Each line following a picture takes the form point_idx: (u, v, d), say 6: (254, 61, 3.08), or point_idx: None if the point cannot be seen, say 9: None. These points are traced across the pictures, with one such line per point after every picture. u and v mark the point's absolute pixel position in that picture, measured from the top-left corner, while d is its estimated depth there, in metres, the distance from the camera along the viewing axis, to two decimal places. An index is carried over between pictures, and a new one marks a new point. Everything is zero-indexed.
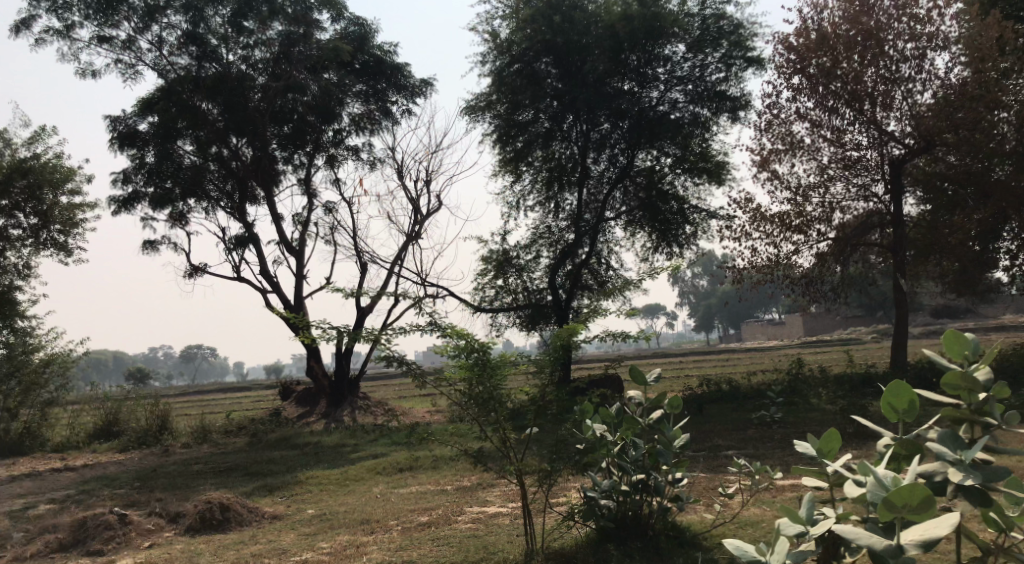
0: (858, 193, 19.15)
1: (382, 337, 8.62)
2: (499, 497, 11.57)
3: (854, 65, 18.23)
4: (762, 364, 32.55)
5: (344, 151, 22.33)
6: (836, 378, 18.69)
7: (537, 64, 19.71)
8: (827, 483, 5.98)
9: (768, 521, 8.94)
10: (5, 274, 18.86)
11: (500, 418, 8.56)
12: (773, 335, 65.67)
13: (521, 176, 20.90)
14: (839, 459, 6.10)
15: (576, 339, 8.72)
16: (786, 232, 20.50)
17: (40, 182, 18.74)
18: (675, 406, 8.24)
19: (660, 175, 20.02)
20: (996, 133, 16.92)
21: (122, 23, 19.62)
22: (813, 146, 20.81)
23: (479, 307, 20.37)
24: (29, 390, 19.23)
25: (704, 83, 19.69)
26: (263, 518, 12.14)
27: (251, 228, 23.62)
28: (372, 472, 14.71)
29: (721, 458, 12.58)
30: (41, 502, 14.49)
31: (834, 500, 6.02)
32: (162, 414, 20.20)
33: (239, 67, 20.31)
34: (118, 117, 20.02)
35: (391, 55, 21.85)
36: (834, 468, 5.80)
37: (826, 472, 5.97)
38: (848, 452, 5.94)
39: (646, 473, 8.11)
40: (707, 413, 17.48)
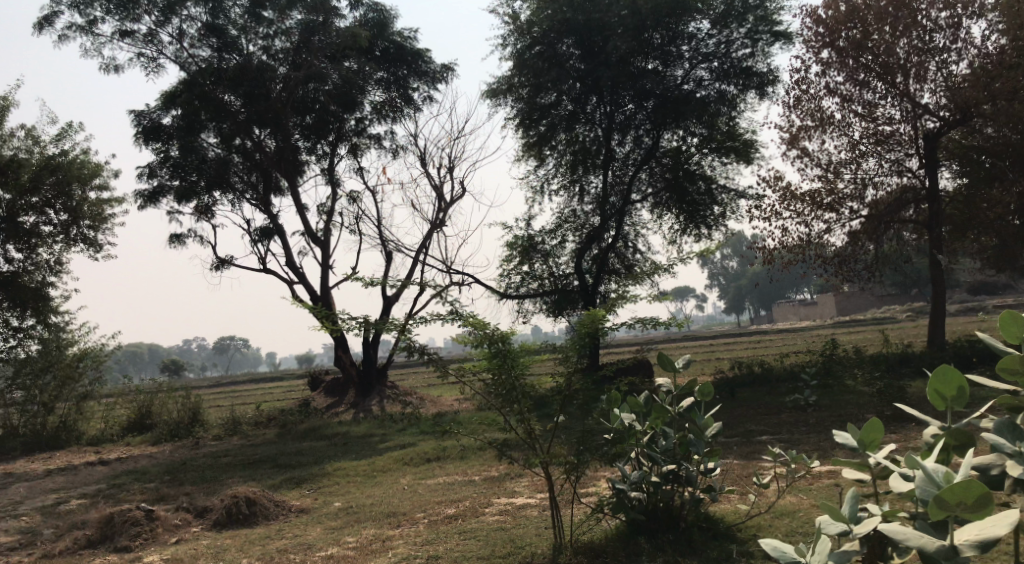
0: (892, 169, 18.61)
1: (404, 327, 8.42)
2: (527, 487, 11.34)
3: (885, 37, 17.72)
4: (794, 346, 32.00)
5: (367, 140, 22.12)
6: (872, 359, 18.23)
7: (559, 46, 19.34)
8: (870, 477, 5.67)
9: (806, 510, 8.61)
10: (37, 270, 18.88)
11: (525, 409, 8.29)
12: (805, 316, 64.82)
13: (545, 160, 20.54)
14: (880, 449, 5.81)
15: (601, 326, 8.39)
16: (817, 211, 20.03)
17: (68, 179, 18.69)
18: (706, 394, 7.96)
19: (687, 155, 19.59)
20: None
21: (142, 17, 19.47)
22: (844, 121, 20.29)
23: (505, 294, 20.10)
24: (64, 384, 19.07)
25: (729, 60, 19.24)
26: (290, 511, 11.97)
27: (276, 219, 23.50)
28: (399, 463, 14.52)
29: (755, 444, 12.26)
30: (73, 497, 14.46)
31: (878, 493, 5.72)
32: (194, 405, 20.39)
33: (259, 58, 20.13)
34: (142, 111, 19.94)
35: (411, 41, 21.58)
36: (877, 460, 5.49)
37: (869, 464, 5.66)
38: (892, 443, 5.63)
39: (677, 464, 7.86)
40: (740, 398, 17.12)
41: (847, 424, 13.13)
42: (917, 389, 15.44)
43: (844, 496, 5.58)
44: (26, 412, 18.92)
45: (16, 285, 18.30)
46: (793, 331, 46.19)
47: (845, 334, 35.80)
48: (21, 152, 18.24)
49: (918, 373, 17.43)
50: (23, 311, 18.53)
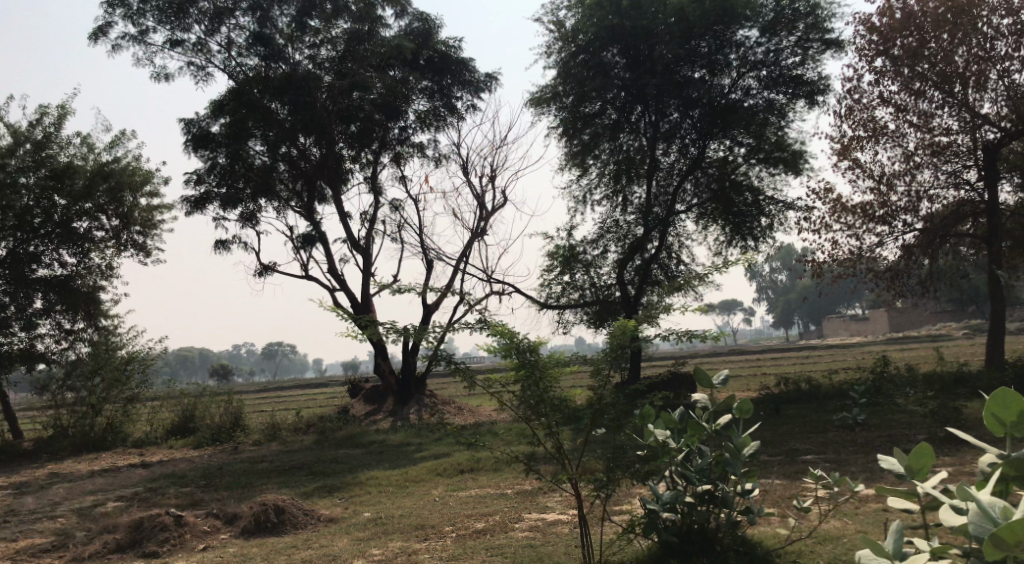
0: (948, 181, 17.98)
1: (435, 335, 8.18)
2: (559, 503, 11.03)
3: (943, 45, 17.13)
4: (843, 362, 31.31)
5: (410, 148, 22.03)
6: (924, 377, 17.56)
7: (603, 54, 18.99)
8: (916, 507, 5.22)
9: (850, 536, 8.18)
10: (88, 274, 19.01)
11: (554, 422, 7.98)
12: (855, 332, 63.47)
13: (588, 170, 20.16)
14: (931, 475, 5.40)
15: (635, 337, 8.02)
16: (868, 223, 19.44)
17: (121, 185, 18.83)
18: (745, 411, 7.54)
19: (733, 166, 19.15)
20: None
21: (192, 26, 19.57)
22: (897, 132, 19.71)
23: (545, 303, 19.78)
24: (114, 385, 19.11)
25: (779, 68, 18.81)
26: (319, 520, 11.76)
27: (319, 226, 23.50)
28: (432, 474, 14.27)
29: (799, 463, 11.80)
30: (109, 499, 14.43)
31: (925, 526, 5.27)
32: (236, 409, 20.19)
33: (306, 66, 20.07)
34: (192, 119, 20.02)
35: (455, 50, 21.43)
36: (925, 489, 5.06)
37: (916, 493, 5.22)
38: (942, 471, 5.21)
39: (712, 484, 7.48)
40: (784, 414, 16.60)
41: (897, 445, 12.60)
42: (972, 410, 14.83)
43: (887, 527, 5.15)
44: (76, 412, 19.01)
45: (68, 289, 18.43)
46: (841, 347, 45.26)
47: (897, 352, 34.82)
48: (75, 159, 18.38)
49: (972, 393, 16.75)
50: (75, 314, 18.67)
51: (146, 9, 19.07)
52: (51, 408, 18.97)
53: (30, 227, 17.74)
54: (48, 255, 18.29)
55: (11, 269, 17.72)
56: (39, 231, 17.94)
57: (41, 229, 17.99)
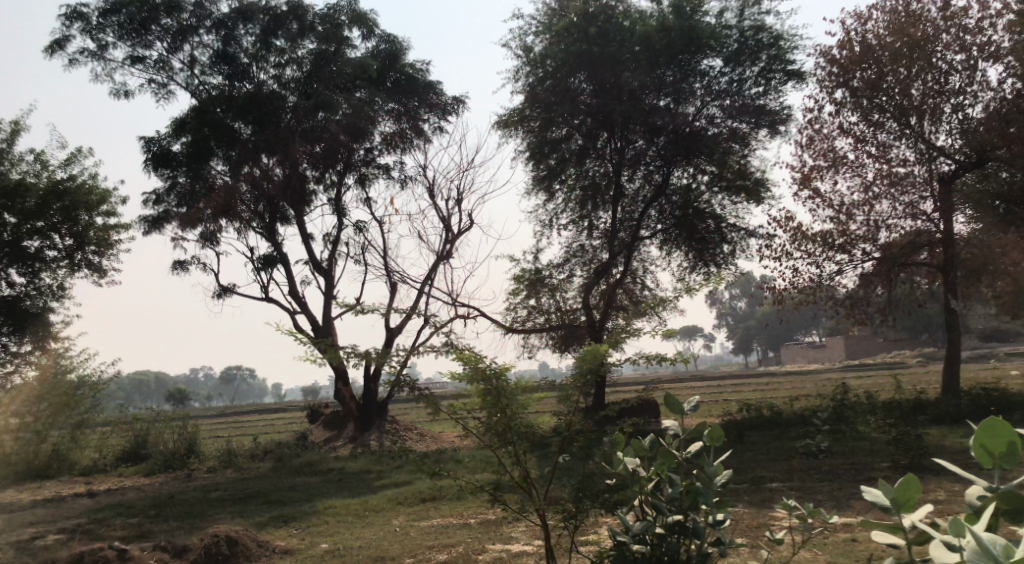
0: (906, 211, 18.02)
1: (398, 359, 7.90)
2: (524, 533, 10.77)
3: (901, 78, 17.28)
4: (803, 389, 31.48)
5: (375, 170, 21.73)
6: (885, 405, 17.60)
7: (570, 80, 18.88)
8: (904, 543, 4.97)
9: None
10: (39, 296, 18.02)
11: (521, 450, 7.74)
12: (813, 359, 64.12)
13: (553, 195, 20.07)
14: (917, 508, 5.12)
15: (604, 362, 7.83)
16: (828, 251, 19.53)
17: (76, 204, 18.30)
18: (716, 438, 7.37)
19: (697, 193, 19.14)
20: None
21: (154, 43, 19.21)
22: (858, 162, 19.86)
23: (510, 328, 19.54)
24: (60, 411, 18.68)
25: (742, 98, 18.86)
26: (272, 553, 11.36)
27: (280, 248, 23.13)
28: (392, 503, 13.92)
29: (765, 492, 11.66)
30: (50, 532, 13.85)
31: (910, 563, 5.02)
32: (191, 435, 19.56)
33: (271, 86, 19.94)
34: (152, 137, 19.55)
35: (423, 73, 21.36)
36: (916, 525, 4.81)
37: (904, 529, 4.97)
38: (930, 505, 4.97)
39: (683, 514, 7.26)
40: (747, 442, 16.50)
41: (863, 473, 12.54)
42: (933, 438, 14.86)
43: None
44: (21, 439, 18.36)
45: (17, 311, 17.78)
46: (800, 374, 45.57)
47: (855, 378, 35.14)
48: (28, 177, 17.87)
49: (933, 422, 16.79)
50: (22, 337, 17.85)
51: (106, 24, 18.62)
52: None
53: None
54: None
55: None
56: None
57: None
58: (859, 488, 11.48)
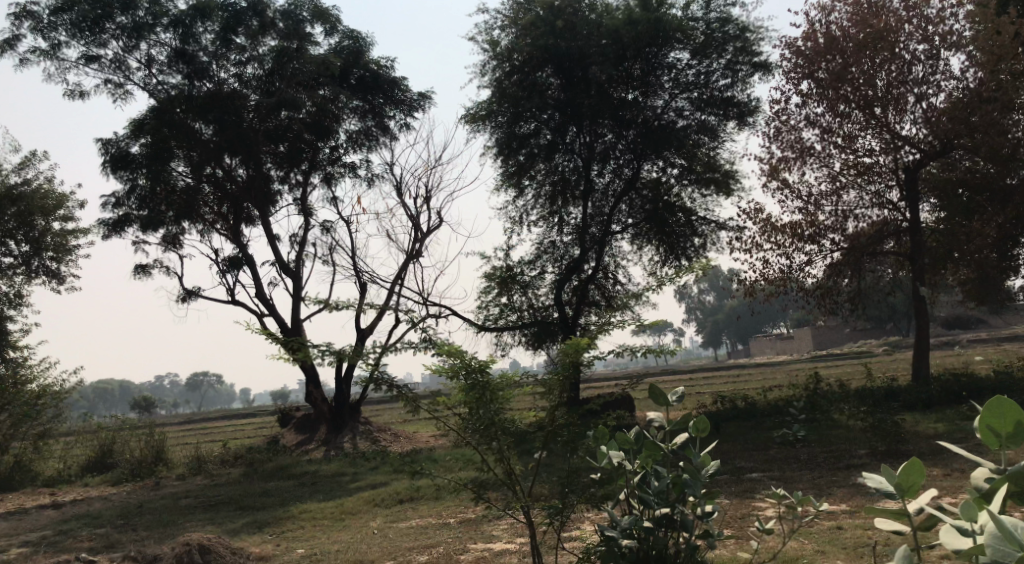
0: (872, 201, 18.21)
1: (372, 356, 7.69)
2: (505, 531, 10.60)
3: (865, 68, 17.29)
4: (773, 380, 31.61)
5: (341, 168, 21.49)
6: (857, 393, 17.68)
7: (537, 74, 18.85)
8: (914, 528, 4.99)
9: (810, 557, 7.99)
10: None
11: (504, 447, 7.56)
12: (781, 350, 64.59)
13: (523, 191, 19.92)
14: (920, 493, 5.18)
15: (586, 355, 7.68)
16: (797, 242, 19.55)
17: (31, 209, 17.89)
18: (702, 429, 7.23)
19: (666, 187, 19.15)
20: (1011, 137, 16.29)
21: (109, 41, 18.76)
22: (824, 152, 19.92)
23: (482, 326, 19.38)
24: (22, 422, 18.05)
25: (709, 90, 18.78)
26: (247, 560, 11.11)
27: (246, 250, 22.76)
28: (369, 505, 13.69)
29: (746, 482, 11.56)
30: (14, 545, 13.47)
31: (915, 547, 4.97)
32: (159, 443, 19.14)
33: (231, 84, 19.46)
34: (109, 139, 19.02)
35: (387, 69, 21.06)
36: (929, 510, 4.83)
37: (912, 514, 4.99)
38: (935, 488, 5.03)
39: (670, 507, 7.11)
40: (724, 433, 16.47)
41: (842, 461, 12.51)
42: (908, 424, 14.91)
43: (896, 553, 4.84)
44: None
45: None
46: (770, 365, 45.86)
47: (825, 369, 35.34)
48: None
49: (906, 408, 16.87)
50: None
51: (58, 23, 18.18)
52: None
53: None
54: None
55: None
56: None
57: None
58: (840, 475, 11.42)
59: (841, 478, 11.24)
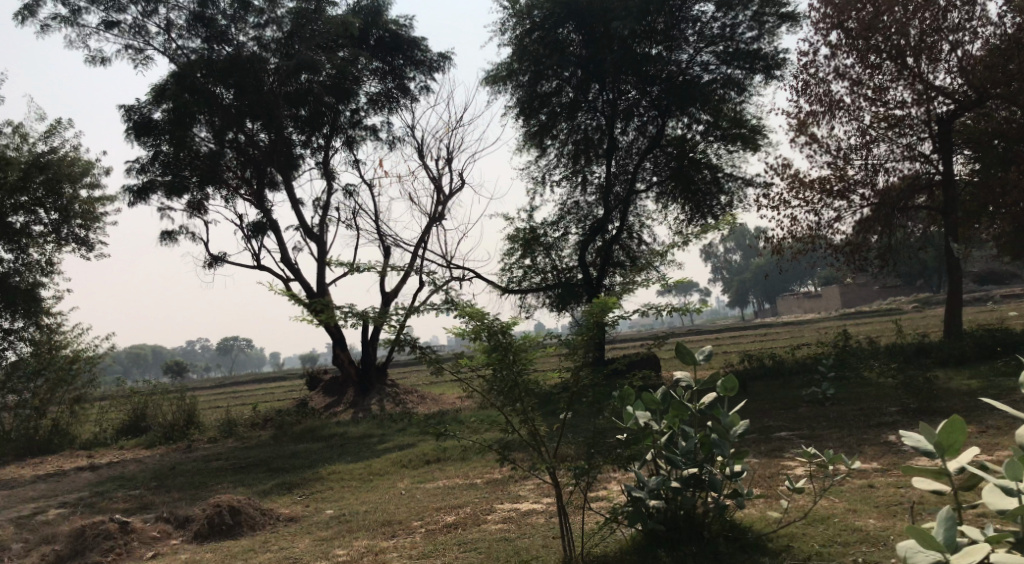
0: (903, 154, 17.79)
1: (396, 319, 7.62)
2: (532, 492, 10.56)
3: (897, 17, 16.80)
4: (802, 339, 31.28)
5: (362, 132, 21.33)
6: (888, 349, 17.44)
7: (559, 31, 18.39)
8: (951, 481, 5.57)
9: (841, 516, 7.88)
10: (28, 271, 18.14)
11: (529, 408, 7.48)
12: (809, 308, 63.91)
13: (545, 151, 19.68)
14: (960, 450, 5.66)
15: (610, 314, 7.55)
16: (826, 198, 19.20)
17: (59, 177, 17.90)
18: (730, 389, 7.11)
19: (691, 144, 18.82)
20: None
21: (129, 6, 18.65)
22: (853, 106, 19.48)
23: (507, 288, 19.27)
24: (57, 386, 18.31)
25: (735, 43, 18.40)
26: (277, 521, 11.16)
27: (269, 214, 22.74)
28: (396, 466, 13.72)
29: (776, 441, 11.41)
30: (51, 506, 13.65)
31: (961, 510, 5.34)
32: (190, 406, 19.30)
33: (251, 48, 19.25)
34: (132, 106, 19.00)
35: (407, 29, 20.76)
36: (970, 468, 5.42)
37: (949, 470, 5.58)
38: (975, 447, 5.61)
39: (699, 467, 7.03)
40: (752, 391, 16.31)
41: (873, 419, 12.33)
42: (940, 381, 14.68)
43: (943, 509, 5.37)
44: (19, 415, 18.18)
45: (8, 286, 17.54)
46: (798, 324, 45.48)
47: (855, 326, 34.91)
48: (8, 150, 17.43)
49: (939, 364, 16.61)
50: (13, 313, 17.83)
51: None
52: None
53: None
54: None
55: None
56: None
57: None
58: (871, 434, 11.23)
59: (872, 436, 11.06)
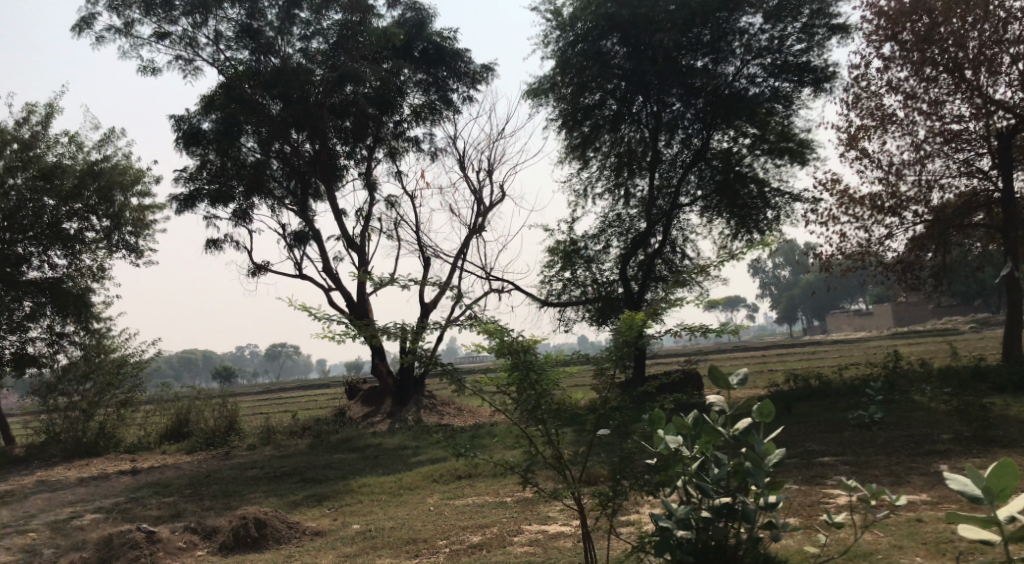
0: (960, 169, 17.16)
1: (419, 334, 7.39)
2: (563, 513, 10.26)
3: (956, 29, 16.23)
4: (852, 358, 30.47)
5: (405, 143, 21.24)
6: (941, 372, 16.82)
7: (603, 43, 18.12)
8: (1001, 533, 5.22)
9: (885, 552, 7.46)
10: (80, 277, 18.32)
11: (553, 428, 7.21)
12: (860, 326, 62.53)
13: (588, 163, 19.40)
14: (1010, 496, 5.30)
15: (642, 334, 7.25)
16: (878, 215, 18.64)
17: (111, 185, 18.04)
18: (766, 414, 6.72)
19: (737, 157, 18.34)
20: None
21: (180, 18, 18.77)
22: (907, 120, 18.90)
23: (546, 301, 19.00)
24: (105, 390, 18.45)
25: (784, 55, 17.97)
26: (304, 534, 10.97)
27: (312, 224, 22.75)
28: (427, 480, 13.50)
29: (818, 466, 10.99)
30: (87, 511, 13.65)
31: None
32: (231, 413, 19.31)
33: (297, 59, 19.23)
34: (181, 116, 19.18)
35: (450, 41, 20.57)
36: None
37: (999, 520, 5.22)
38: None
39: (731, 496, 6.70)
40: (796, 413, 15.81)
41: (923, 446, 11.79)
42: (995, 407, 14.07)
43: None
44: (68, 417, 18.19)
45: (61, 291, 17.69)
46: (847, 342, 44.52)
47: (908, 346, 33.93)
48: (64, 158, 17.64)
49: (994, 389, 15.95)
50: (65, 318, 17.93)
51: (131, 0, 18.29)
52: (44, 414, 18.27)
53: (21, 228, 17.07)
54: (39, 257, 17.59)
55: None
56: (30, 234, 17.23)
57: (30, 232, 17.27)
58: (920, 462, 10.75)
59: (920, 464, 10.58)
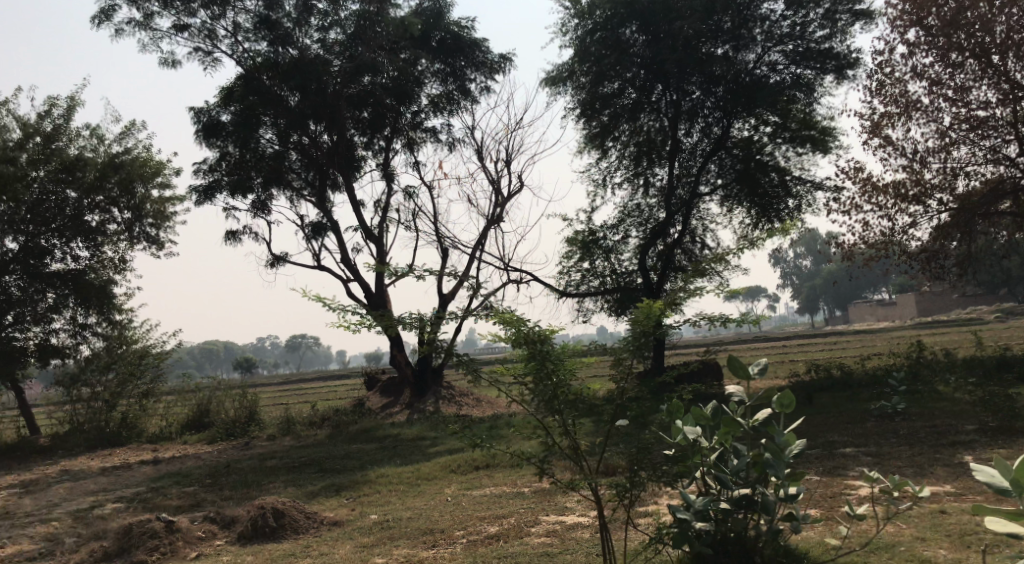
0: (987, 156, 16.88)
1: (436, 324, 7.32)
2: (581, 503, 10.19)
3: (982, 13, 15.95)
4: (875, 349, 30.13)
5: (423, 133, 21.17)
6: (966, 362, 16.58)
7: (622, 31, 17.93)
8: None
9: (908, 544, 7.34)
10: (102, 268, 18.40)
11: (570, 419, 7.13)
12: (883, 317, 61.96)
13: (607, 152, 19.25)
14: None
15: (659, 323, 7.15)
16: (901, 203, 18.39)
17: (132, 177, 18.09)
18: (786, 405, 6.60)
19: (758, 146, 18.18)
20: None
21: (199, 10, 18.78)
22: (932, 106, 18.61)
23: (565, 291, 18.91)
24: (127, 381, 18.54)
25: (806, 42, 17.73)
26: (322, 524, 10.95)
27: (330, 215, 22.75)
28: (445, 471, 13.46)
29: (839, 458, 10.85)
30: (109, 500, 13.72)
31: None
32: (251, 404, 19.37)
33: (315, 50, 19.18)
34: (200, 108, 19.19)
35: (468, 31, 20.45)
36: None
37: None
38: None
39: (750, 487, 6.60)
40: (818, 403, 15.63)
41: (947, 437, 11.63)
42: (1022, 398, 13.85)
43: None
44: (91, 407, 18.32)
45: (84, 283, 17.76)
46: (870, 333, 44.07)
47: (932, 336, 33.52)
48: (86, 151, 17.69)
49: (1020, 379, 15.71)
50: (87, 309, 17.89)
51: None
52: (68, 404, 18.40)
53: (43, 221, 17.15)
54: (62, 249, 17.65)
55: (22, 264, 17.10)
56: (52, 227, 17.31)
57: (53, 224, 17.35)
58: (944, 453, 10.58)
59: (944, 456, 10.42)
